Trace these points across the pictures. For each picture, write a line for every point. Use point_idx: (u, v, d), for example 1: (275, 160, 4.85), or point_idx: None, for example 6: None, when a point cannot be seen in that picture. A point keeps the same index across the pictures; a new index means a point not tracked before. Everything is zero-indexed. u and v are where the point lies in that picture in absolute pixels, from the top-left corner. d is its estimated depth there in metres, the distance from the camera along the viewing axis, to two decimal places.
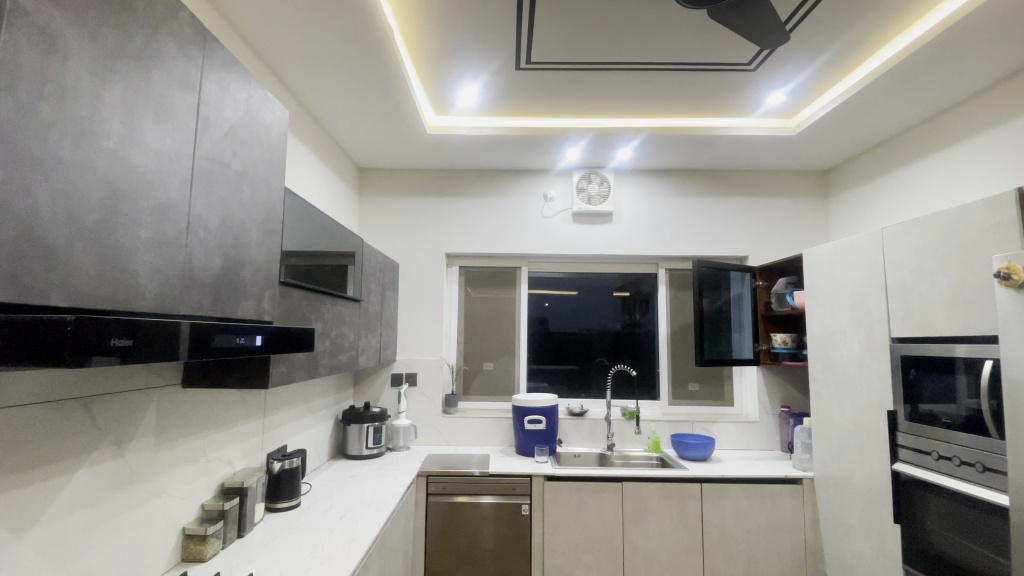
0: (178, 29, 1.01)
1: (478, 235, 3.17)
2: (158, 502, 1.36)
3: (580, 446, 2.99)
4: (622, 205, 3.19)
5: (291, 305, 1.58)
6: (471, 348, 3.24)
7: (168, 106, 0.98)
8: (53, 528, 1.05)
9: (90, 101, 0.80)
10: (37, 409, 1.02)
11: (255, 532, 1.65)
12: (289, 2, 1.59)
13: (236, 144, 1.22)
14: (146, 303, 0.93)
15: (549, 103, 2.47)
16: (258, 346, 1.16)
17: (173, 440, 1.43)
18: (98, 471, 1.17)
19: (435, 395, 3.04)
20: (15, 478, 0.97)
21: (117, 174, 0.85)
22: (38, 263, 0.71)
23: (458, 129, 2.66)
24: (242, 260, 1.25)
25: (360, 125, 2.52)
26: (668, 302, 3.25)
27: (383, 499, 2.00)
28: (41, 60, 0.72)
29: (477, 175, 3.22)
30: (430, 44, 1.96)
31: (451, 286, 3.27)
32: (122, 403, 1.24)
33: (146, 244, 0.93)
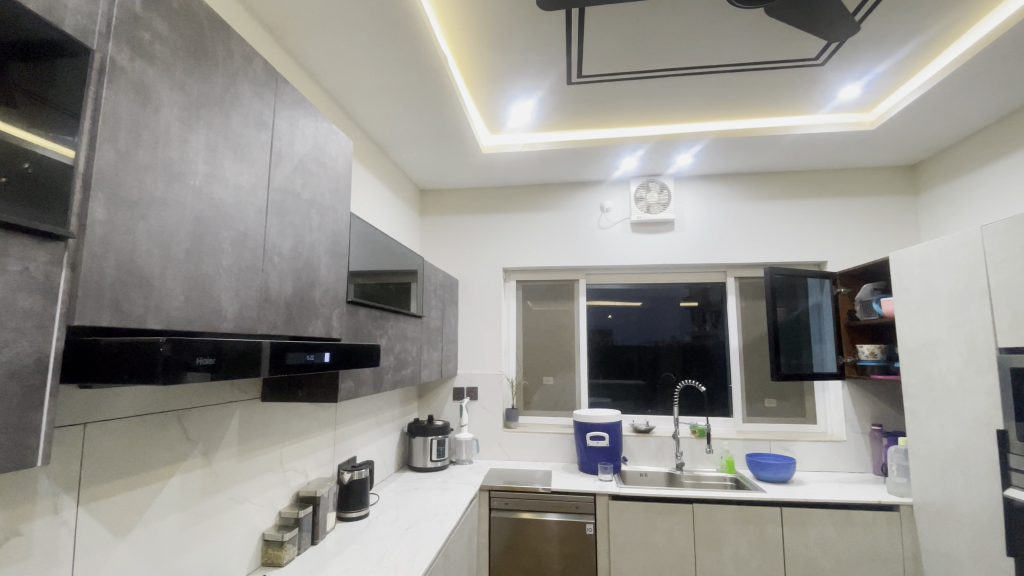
0: (253, 75, 1.11)
1: (536, 249, 3.18)
2: (240, 508, 1.46)
3: (647, 464, 2.88)
4: (684, 212, 3.08)
5: (357, 322, 1.65)
6: (531, 363, 3.24)
7: (245, 145, 1.07)
8: (150, 529, 1.15)
9: (178, 145, 0.89)
10: (135, 420, 1.13)
11: (327, 540, 1.72)
12: (350, 42, 1.70)
13: (306, 175, 1.32)
14: (227, 324, 1.01)
15: (604, 114, 2.45)
16: (327, 362, 1.22)
17: (254, 450, 1.54)
18: (189, 478, 1.28)
19: (496, 410, 3.06)
20: (119, 482, 1.08)
21: (202, 209, 0.94)
22: (135, 290, 0.80)
23: (512, 146, 2.70)
24: (313, 282, 1.34)
25: (418, 150, 2.63)
26: (739, 312, 3.08)
27: (448, 512, 2.02)
28: (138, 113, 0.81)
29: (533, 190, 3.24)
30: (482, 68, 2.02)
31: (509, 301, 3.30)
32: (208, 415, 1.35)
33: (227, 270, 1.01)
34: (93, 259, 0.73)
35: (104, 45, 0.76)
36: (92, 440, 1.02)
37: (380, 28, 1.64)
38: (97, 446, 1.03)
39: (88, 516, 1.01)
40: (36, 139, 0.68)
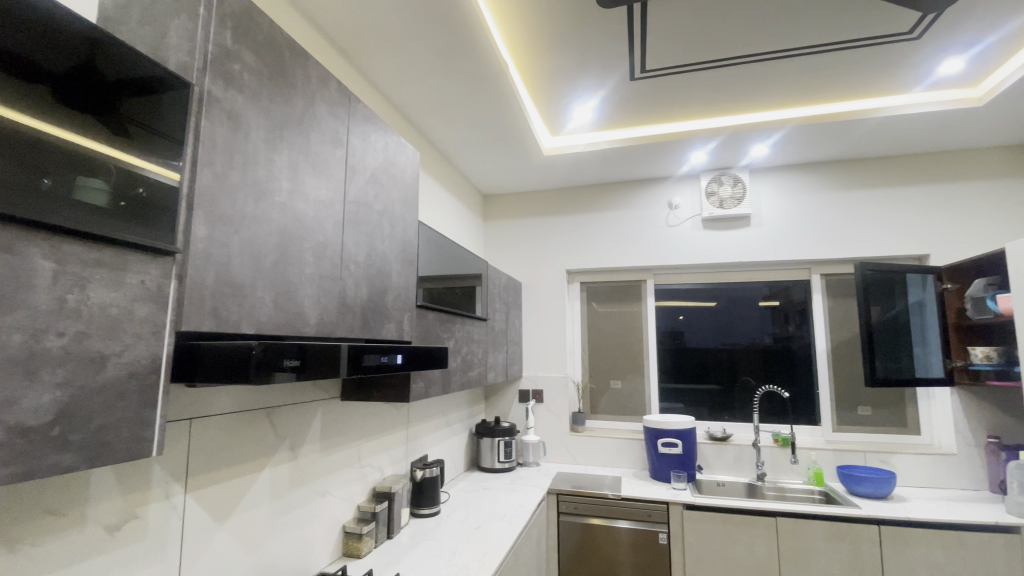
0: (328, 96, 1.18)
1: (603, 250, 3.12)
2: (323, 500, 1.56)
3: (724, 474, 2.73)
4: (761, 206, 2.89)
5: (426, 325, 1.71)
6: (598, 366, 3.18)
7: (323, 161, 1.15)
8: (245, 517, 1.26)
9: (265, 165, 0.97)
10: (233, 416, 1.24)
11: (402, 535, 1.79)
12: (415, 57, 1.77)
13: (378, 187, 1.38)
14: (310, 329, 1.08)
15: (669, 109, 2.36)
16: (399, 364, 1.27)
17: (334, 446, 1.63)
18: (278, 471, 1.38)
19: (563, 413, 3.04)
20: (220, 472, 1.19)
21: (287, 222, 1.02)
22: (231, 299, 0.88)
23: (574, 147, 2.68)
24: (385, 288, 1.40)
25: (481, 156, 2.68)
26: (826, 312, 2.85)
27: (516, 513, 2.03)
28: (230, 138, 0.89)
29: (597, 189, 3.19)
30: (543, 71, 2.02)
31: (573, 303, 3.26)
32: (294, 413, 1.46)
33: (310, 278, 1.09)
34: (196, 271, 0.81)
35: (202, 78, 0.84)
36: (197, 433, 1.14)
37: (443, 42, 1.69)
38: (202, 439, 1.15)
39: (193, 502, 1.12)
40: (145, 166, 0.76)
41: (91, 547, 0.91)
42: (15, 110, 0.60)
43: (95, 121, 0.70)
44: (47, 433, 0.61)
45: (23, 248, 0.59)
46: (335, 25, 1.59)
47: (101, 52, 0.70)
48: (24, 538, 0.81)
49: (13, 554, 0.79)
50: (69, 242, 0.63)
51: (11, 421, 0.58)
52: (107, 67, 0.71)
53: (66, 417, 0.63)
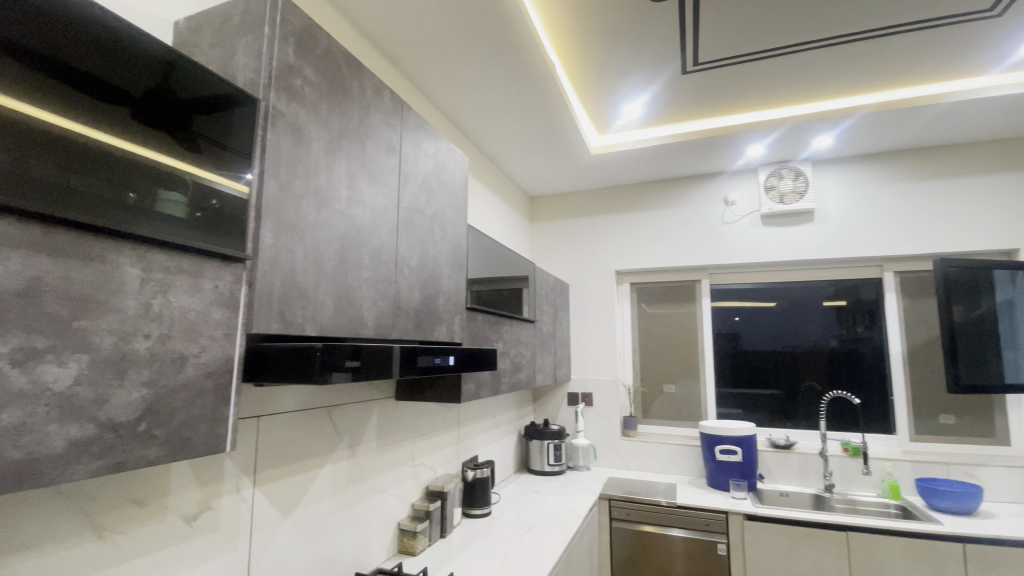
0: (383, 106, 1.22)
1: (654, 249, 3.05)
2: (380, 497, 1.60)
3: (787, 483, 2.59)
4: (826, 200, 2.73)
5: (476, 327, 1.73)
6: (649, 369, 3.10)
7: (379, 169, 1.18)
8: (308, 512, 1.31)
9: (326, 175, 1.01)
10: (296, 414, 1.30)
11: (454, 534, 1.82)
12: (463, 63, 1.79)
13: (429, 193, 1.41)
14: (368, 331, 1.12)
15: (723, 102, 2.28)
16: (451, 365, 1.29)
17: (390, 445, 1.68)
18: (337, 467, 1.43)
19: (614, 417, 2.99)
20: (286, 467, 1.25)
21: (346, 229, 1.06)
22: (296, 302, 0.92)
23: (623, 145, 2.64)
24: (437, 291, 1.42)
25: (528, 158, 2.68)
26: (900, 312, 2.65)
27: (567, 517, 2.01)
28: (294, 149, 0.94)
29: (647, 188, 3.12)
30: (589, 70, 2.00)
31: (624, 304, 3.20)
32: (352, 412, 1.51)
33: (367, 282, 1.12)
34: (264, 276, 0.86)
35: (267, 94, 0.89)
36: (264, 431, 1.20)
37: (491, 47, 1.70)
38: (268, 436, 1.20)
39: (261, 496, 1.18)
40: (219, 179, 0.81)
41: (171, 535, 0.97)
42: (104, 132, 0.66)
43: (172, 138, 0.75)
44: (135, 428, 0.66)
45: (113, 257, 0.64)
46: (387, 36, 1.64)
47: (176, 75, 0.76)
48: (112, 525, 0.88)
49: (104, 540, 0.86)
50: (152, 250, 0.69)
51: (105, 417, 0.63)
52: (181, 89, 0.77)
53: (150, 414, 0.68)
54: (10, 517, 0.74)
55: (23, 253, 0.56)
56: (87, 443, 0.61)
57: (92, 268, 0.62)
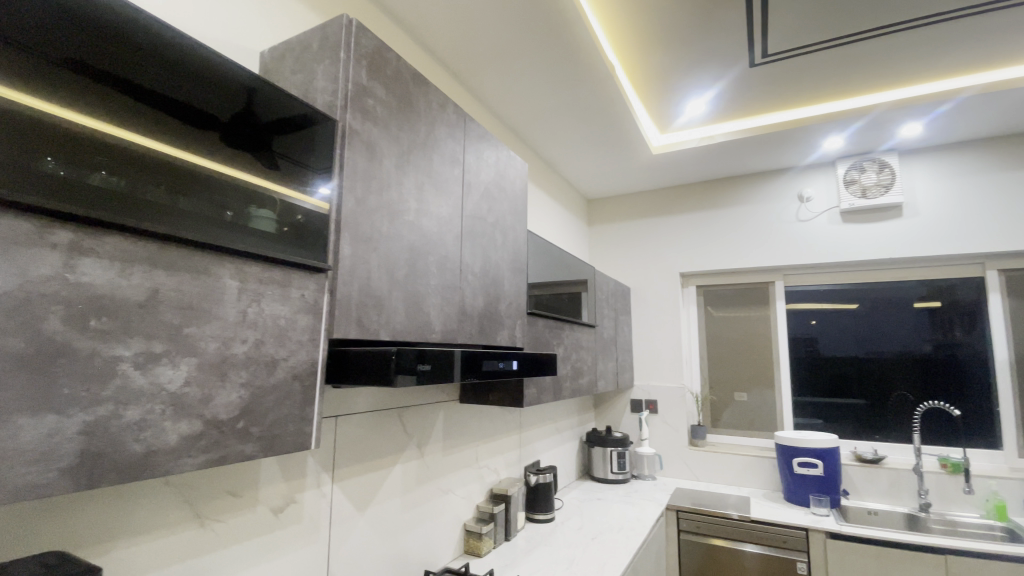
0: (447, 119, 1.26)
1: (721, 251, 2.93)
2: (447, 498, 1.65)
3: (875, 501, 2.39)
4: (916, 193, 2.50)
5: (537, 332, 1.74)
6: (718, 376, 2.97)
7: (443, 180, 1.22)
8: (381, 508, 1.37)
9: (396, 188, 1.06)
10: (370, 415, 1.36)
11: (518, 538, 1.83)
12: (522, 72, 1.82)
13: (491, 201, 1.44)
14: (435, 336, 1.16)
15: (796, 93, 2.15)
16: (514, 369, 1.31)
17: (455, 447, 1.72)
18: (407, 467, 1.49)
19: (679, 425, 2.89)
20: (361, 465, 1.32)
21: (415, 239, 1.10)
22: (371, 310, 0.97)
23: (686, 143, 2.55)
24: (499, 296, 1.45)
25: (587, 161, 2.67)
26: (1007, 314, 2.38)
27: (633, 527, 1.97)
28: (368, 165, 0.99)
29: (713, 186, 3.00)
30: (650, 69, 1.96)
31: (689, 308, 3.10)
32: (421, 414, 1.57)
33: (434, 289, 1.16)
34: (345, 285, 0.91)
35: (344, 114, 0.95)
36: (341, 430, 1.26)
37: (550, 54, 1.71)
38: (345, 435, 1.27)
39: (339, 492, 1.25)
40: (298, 194, 0.89)
41: (261, 525, 1.05)
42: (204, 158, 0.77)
43: (252, 156, 0.85)
44: (234, 425, 0.73)
45: (216, 270, 0.72)
46: (449, 49, 1.70)
47: (258, 99, 0.82)
48: (211, 514, 0.96)
49: (204, 527, 0.94)
50: (247, 263, 0.76)
51: (209, 415, 0.70)
52: (262, 112, 0.85)
53: (247, 413, 0.75)
54: (127, 502, 0.83)
55: (142, 268, 0.63)
56: (195, 438, 0.68)
57: (199, 280, 0.69)
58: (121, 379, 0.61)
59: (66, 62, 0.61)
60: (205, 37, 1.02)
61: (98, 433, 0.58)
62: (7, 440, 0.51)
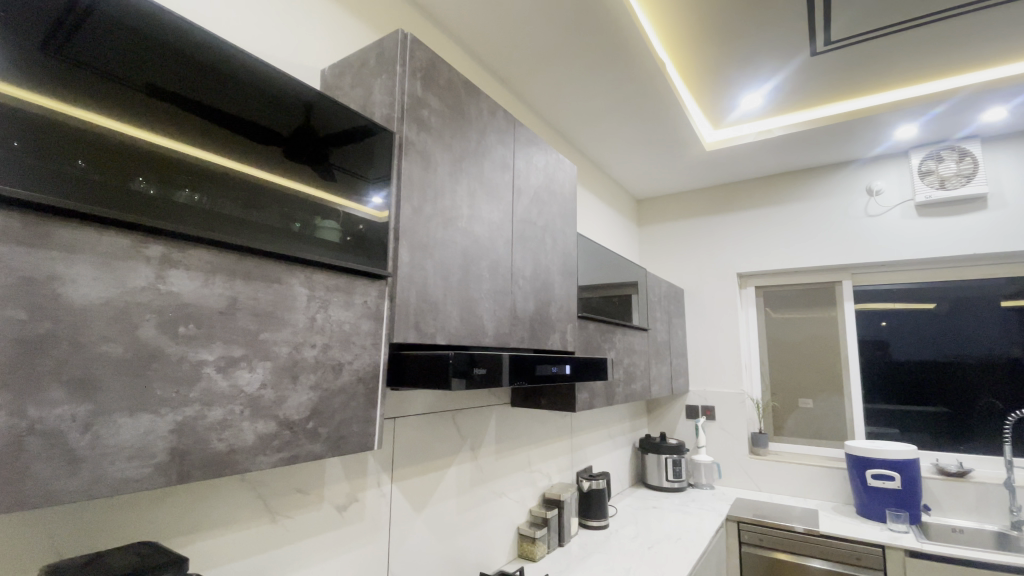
0: (497, 125, 1.28)
1: (781, 249, 2.80)
2: (501, 501, 1.66)
3: (960, 518, 2.19)
4: (1003, 182, 2.29)
5: (589, 336, 1.72)
6: (780, 381, 2.83)
7: (495, 185, 1.24)
8: (438, 509, 1.40)
9: (450, 196, 1.09)
10: (427, 417, 1.40)
11: (572, 544, 1.81)
12: (569, 74, 1.82)
13: (541, 204, 1.45)
14: (489, 340, 1.17)
15: (862, 81, 2.02)
16: (568, 373, 1.30)
17: (508, 450, 1.73)
18: (462, 469, 1.51)
19: (739, 432, 2.77)
20: (418, 467, 1.35)
21: (469, 244, 1.13)
22: (428, 314, 1.00)
23: (743, 138, 2.46)
24: (550, 300, 1.45)
25: (635, 161, 2.62)
26: None
27: (692, 537, 1.90)
28: (423, 174, 1.02)
29: (770, 182, 2.88)
30: (702, 64, 1.91)
31: (748, 310, 2.98)
32: (474, 416, 1.59)
33: (487, 294, 1.17)
34: (404, 291, 0.94)
35: (400, 126, 0.99)
36: (399, 431, 1.30)
37: (598, 55, 1.70)
38: (403, 436, 1.31)
39: (398, 492, 1.28)
40: (351, 204, 0.91)
41: (327, 522, 1.10)
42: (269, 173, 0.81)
43: (313, 171, 0.88)
44: (304, 426, 0.77)
45: (287, 278, 0.76)
46: (496, 56, 1.72)
47: (316, 114, 0.87)
48: (282, 510, 1.01)
49: (276, 522, 1.00)
50: (315, 272, 0.80)
51: (282, 416, 0.74)
52: (320, 125, 0.88)
53: (316, 414, 0.79)
54: (208, 497, 0.89)
55: (223, 278, 0.68)
56: (270, 437, 0.72)
57: (273, 288, 0.74)
58: (205, 381, 0.65)
59: (150, 88, 0.66)
60: (272, 58, 1.08)
61: (186, 432, 0.62)
62: (110, 438, 0.56)
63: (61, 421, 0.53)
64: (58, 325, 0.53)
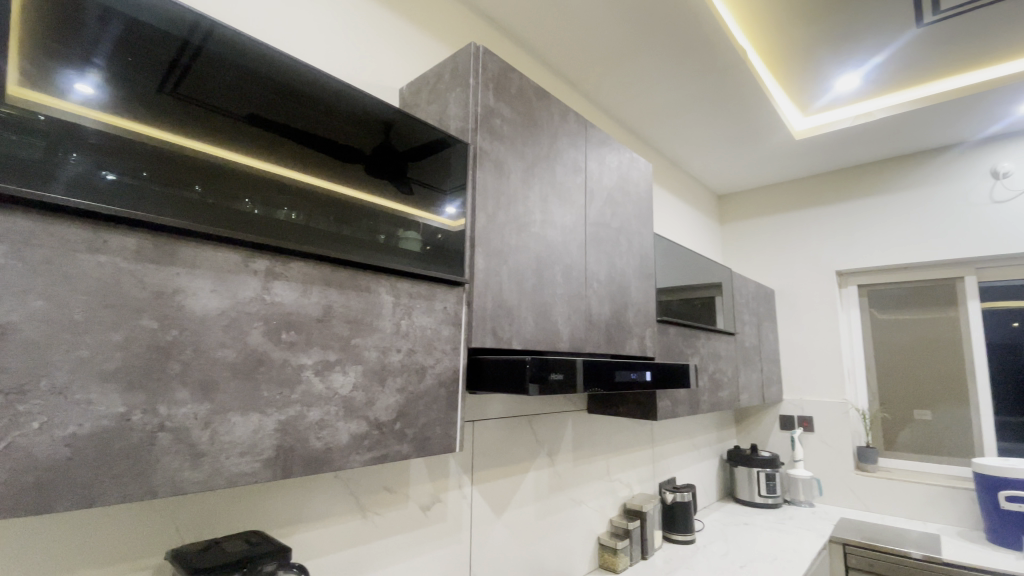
0: (569, 129, 1.27)
1: (886, 244, 2.53)
2: (580, 509, 1.63)
3: None
4: None
5: (669, 341, 1.66)
6: (889, 389, 2.54)
7: (567, 189, 1.23)
8: (517, 514, 1.40)
9: (523, 202, 1.09)
10: (505, 421, 1.41)
11: (656, 558, 1.75)
12: (640, 70, 1.77)
13: (615, 206, 1.42)
14: (565, 345, 1.16)
15: (984, 49, 1.78)
16: (648, 380, 1.25)
17: (586, 457, 1.71)
18: (540, 475, 1.51)
19: (842, 446, 2.53)
20: (496, 470, 1.37)
21: (542, 249, 1.13)
22: (504, 320, 1.01)
23: (838, 123, 2.26)
24: (627, 303, 1.41)
25: (714, 156, 2.50)
26: None
27: (790, 558, 1.75)
28: (497, 182, 1.03)
29: (872, 170, 2.61)
30: (788, 48, 1.78)
31: (849, 311, 2.70)
32: (551, 422, 1.58)
33: (562, 298, 1.17)
34: (480, 298, 0.96)
35: (475, 137, 1.01)
36: (479, 435, 1.33)
37: (671, 48, 1.64)
38: (482, 440, 1.33)
39: (479, 494, 1.31)
40: (426, 215, 0.95)
41: (412, 521, 1.14)
42: (352, 188, 0.86)
43: (393, 186, 0.92)
44: (392, 427, 0.80)
45: (374, 287, 0.80)
46: (565, 60, 1.72)
47: (396, 131, 0.92)
48: (371, 507, 1.07)
49: (366, 518, 1.05)
50: (398, 280, 0.84)
51: (372, 417, 0.78)
52: (399, 141, 0.93)
53: (402, 416, 0.82)
54: (305, 492, 0.96)
55: (319, 288, 0.73)
56: (361, 438, 0.76)
57: (361, 296, 0.78)
58: (305, 384, 0.70)
59: (248, 117, 0.73)
60: (355, 81, 1.16)
61: (289, 430, 0.68)
62: (226, 434, 0.62)
63: (184, 419, 0.59)
64: (181, 333, 0.59)
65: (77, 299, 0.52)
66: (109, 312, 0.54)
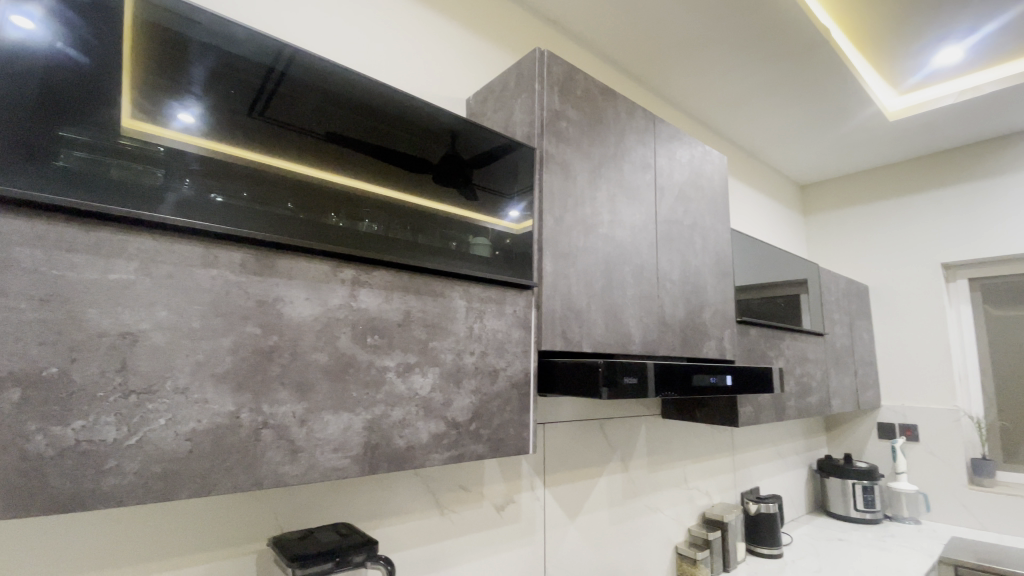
0: (636, 125, 1.25)
1: (1002, 232, 2.24)
2: (656, 516, 1.59)
3: None
4: None
5: (749, 342, 1.57)
6: (1012, 396, 2.25)
7: (635, 188, 1.21)
8: (591, 518, 1.39)
9: (590, 203, 1.09)
10: (576, 424, 1.40)
11: (739, 571, 1.67)
12: (710, 59, 1.70)
13: (686, 202, 1.37)
14: (637, 346, 1.14)
15: None
16: (728, 385, 1.19)
17: (661, 463, 1.65)
18: (614, 479, 1.49)
19: (954, 459, 2.27)
20: (569, 473, 1.36)
21: (611, 250, 1.11)
22: (574, 322, 1.01)
23: (942, 99, 2.03)
24: (702, 304, 1.35)
25: (794, 143, 2.34)
26: None
27: None
28: (564, 185, 1.04)
29: (983, 149, 2.32)
30: (878, 21, 1.63)
31: (959, 308, 2.43)
32: (624, 425, 1.55)
33: (632, 299, 1.14)
34: (550, 301, 0.96)
35: (541, 141, 1.02)
36: (551, 437, 1.33)
37: (744, 33, 1.56)
38: (554, 442, 1.34)
39: (552, 497, 1.31)
40: (492, 220, 0.98)
41: (487, 520, 1.16)
42: (419, 195, 0.90)
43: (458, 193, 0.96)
44: (468, 427, 0.83)
45: (448, 292, 0.83)
46: (629, 55, 1.69)
47: (463, 140, 0.95)
48: (449, 504, 1.10)
49: (444, 515, 1.09)
50: (470, 285, 0.87)
51: (449, 417, 0.80)
52: (466, 150, 0.96)
53: (477, 417, 0.84)
54: (387, 488, 1.00)
55: (398, 295, 0.77)
56: (440, 437, 0.79)
57: (436, 302, 0.81)
58: (389, 385, 0.74)
59: (327, 134, 0.79)
60: (425, 94, 1.21)
61: (375, 429, 0.72)
62: (320, 431, 0.67)
63: (285, 417, 0.64)
64: (280, 338, 0.65)
65: (194, 309, 0.59)
66: (220, 320, 0.60)
